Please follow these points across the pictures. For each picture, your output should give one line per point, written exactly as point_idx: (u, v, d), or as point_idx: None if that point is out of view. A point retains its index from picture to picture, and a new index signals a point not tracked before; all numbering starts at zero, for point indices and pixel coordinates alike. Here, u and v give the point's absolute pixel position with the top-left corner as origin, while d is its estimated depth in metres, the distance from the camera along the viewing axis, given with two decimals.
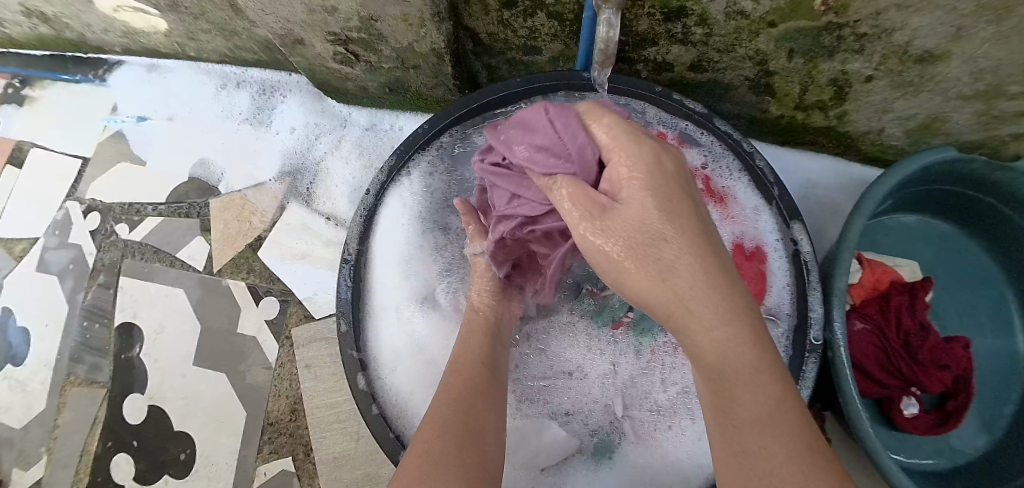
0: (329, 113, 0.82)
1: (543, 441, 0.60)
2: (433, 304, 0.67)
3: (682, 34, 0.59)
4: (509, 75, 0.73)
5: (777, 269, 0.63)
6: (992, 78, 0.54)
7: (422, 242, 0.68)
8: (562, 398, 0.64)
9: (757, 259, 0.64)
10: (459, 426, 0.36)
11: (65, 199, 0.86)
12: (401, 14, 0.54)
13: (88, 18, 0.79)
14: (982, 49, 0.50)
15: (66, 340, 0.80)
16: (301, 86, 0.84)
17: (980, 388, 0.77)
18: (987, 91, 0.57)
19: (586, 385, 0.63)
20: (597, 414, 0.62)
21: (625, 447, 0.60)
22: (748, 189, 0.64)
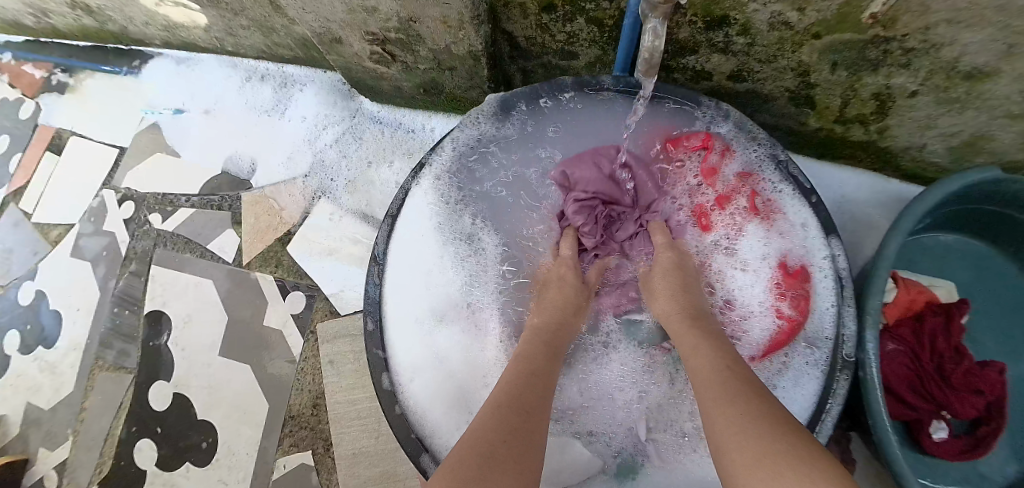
0: (345, 106, 0.83)
1: (566, 458, 0.61)
2: (459, 317, 0.66)
3: (723, 43, 0.58)
4: (544, 80, 0.73)
5: (822, 290, 0.59)
6: None
7: (453, 254, 0.67)
8: (586, 418, 0.63)
9: (801, 278, 0.61)
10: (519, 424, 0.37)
11: (101, 187, 0.88)
12: (441, 16, 0.54)
13: (131, 12, 0.81)
14: None
15: (97, 325, 0.82)
16: (320, 79, 0.85)
17: (1017, 416, 0.74)
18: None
19: (613, 407, 0.63)
20: (620, 436, 0.61)
21: (650, 469, 0.58)
22: (793, 201, 0.62)
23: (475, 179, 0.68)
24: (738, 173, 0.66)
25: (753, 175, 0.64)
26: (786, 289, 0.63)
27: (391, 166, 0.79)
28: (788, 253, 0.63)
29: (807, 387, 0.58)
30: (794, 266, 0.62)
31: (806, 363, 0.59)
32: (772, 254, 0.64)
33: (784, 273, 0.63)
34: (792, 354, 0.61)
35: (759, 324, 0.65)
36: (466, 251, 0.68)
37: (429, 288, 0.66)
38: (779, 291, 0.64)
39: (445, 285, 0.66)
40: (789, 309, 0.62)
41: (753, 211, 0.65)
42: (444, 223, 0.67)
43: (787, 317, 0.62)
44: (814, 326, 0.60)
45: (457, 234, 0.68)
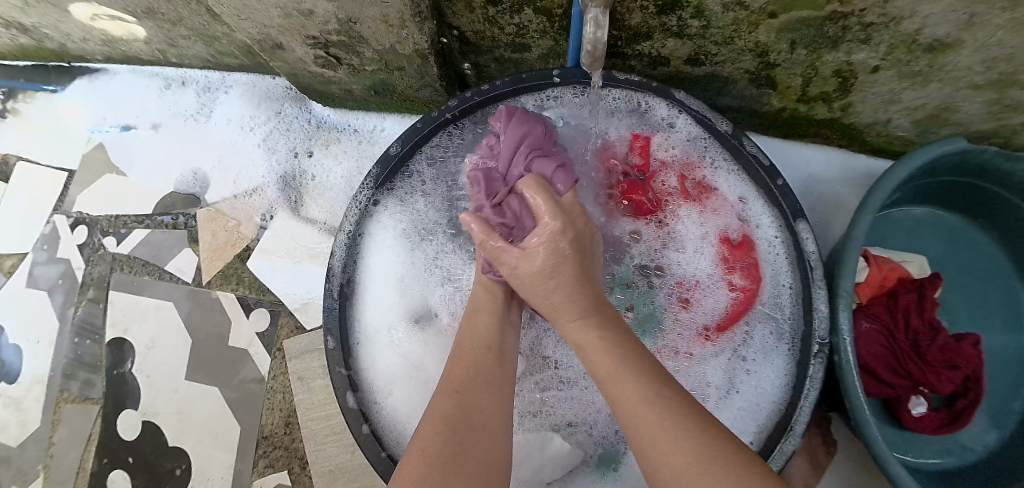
0: (267, 107, 0.81)
1: (547, 453, 0.60)
2: (432, 327, 0.64)
3: (677, 27, 0.56)
4: (498, 74, 0.70)
5: (767, 254, 0.62)
6: (1004, 66, 0.51)
7: (412, 262, 0.66)
8: (563, 409, 0.61)
9: (747, 248, 0.63)
10: (461, 420, 0.36)
11: (53, 213, 0.85)
12: (380, 15, 0.51)
13: (66, 28, 0.77)
14: (995, 38, 0.47)
15: (58, 357, 0.79)
16: (241, 81, 0.83)
17: (992, 383, 0.75)
18: (1000, 80, 0.54)
19: (590, 395, 0.61)
20: (601, 424, 0.60)
21: (634, 456, 0.58)
22: (733, 176, 0.64)
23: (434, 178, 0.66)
24: (677, 157, 0.67)
25: (694, 153, 0.66)
26: (734, 261, 0.64)
27: (335, 166, 0.77)
28: (733, 222, 0.64)
29: (777, 359, 0.60)
30: (738, 233, 0.64)
31: (770, 333, 0.61)
32: (712, 230, 0.66)
33: (729, 244, 0.65)
34: (752, 325, 0.63)
35: (716, 297, 0.65)
36: (432, 251, 0.66)
37: (402, 295, 0.65)
38: (727, 264, 0.65)
39: (410, 295, 0.65)
40: (742, 279, 0.64)
41: (693, 191, 0.66)
42: (402, 234, 0.66)
43: (741, 288, 0.63)
44: (769, 290, 0.62)
45: (418, 236, 0.67)
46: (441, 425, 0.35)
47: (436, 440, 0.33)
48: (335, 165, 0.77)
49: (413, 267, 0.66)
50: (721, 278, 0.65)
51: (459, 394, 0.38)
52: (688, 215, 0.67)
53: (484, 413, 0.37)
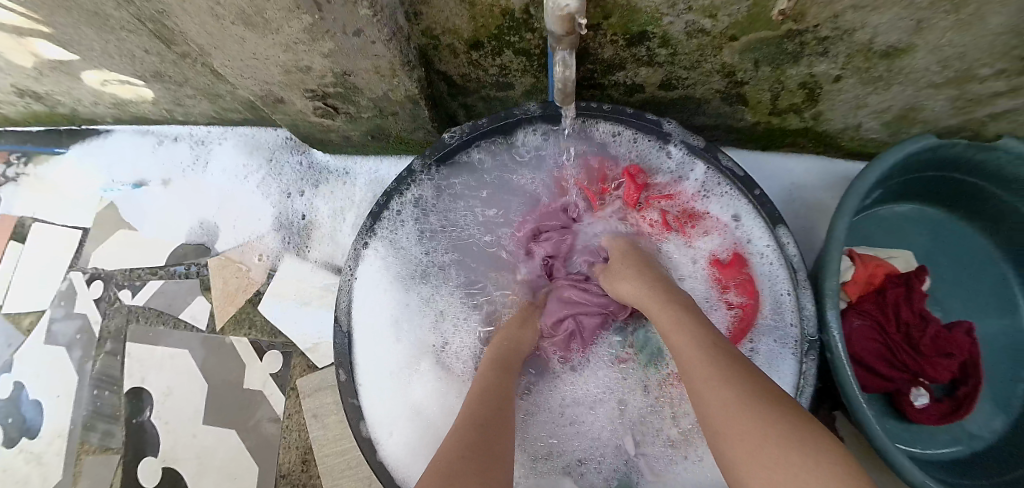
0: (266, 158, 0.85)
1: None
2: (427, 364, 0.67)
3: (647, 57, 0.60)
4: (485, 111, 0.75)
5: (764, 270, 0.63)
6: (958, 65, 0.55)
7: (407, 301, 0.70)
8: (573, 444, 0.64)
9: (740, 265, 0.65)
10: (484, 448, 0.37)
11: (69, 270, 0.88)
12: (373, 66, 0.56)
13: (78, 94, 0.82)
14: (945, 38, 0.51)
15: (78, 409, 0.81)
16: (241, 134, 0.88)
17: (995, 368, 0.76)
18: (957, 77, 0.58)
19: (596, 428, 0.64)
20: (609, 457, 0.62)
21: (645, 485, 0.60)
22: (727, 197, 0.65)
23: (426, 223, 0.71)
24: (669, 185, 0.68)
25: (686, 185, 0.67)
26: (727, 279, 0.66)
27: (335, 209, 0.81)
28: (723, 242, 0.66)
29: (784, 367, 0.61)
30: (730, 252, 0.66)
31: (774, 343, 0.62)
32: (705, 250, 0.67)
33: (722, 262, 0.66)
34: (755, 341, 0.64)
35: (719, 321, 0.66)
36: (427, 292, 0.71)
37: (399, 337, 0.68)
38: (720, 284, 0.66)
39: (410, 334, 0.68)
40: (739, 297, 0.65)
41: (688, 216, 0.68)
42: (392, 273, 0.69)
43: (738, 305, 0.65)
44: (768, 306, 0.63)
45: (412, 279, 0.71)
46: (464, 450, 0.36)
47: (463, 459, 0.35)
48: (334, 209, 0.81)
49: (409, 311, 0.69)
50: (718, 299, 0.66)
51: (480, 423, 0.41)
52: (678, 242, 0.68)
53: (501, 442, 0.39)
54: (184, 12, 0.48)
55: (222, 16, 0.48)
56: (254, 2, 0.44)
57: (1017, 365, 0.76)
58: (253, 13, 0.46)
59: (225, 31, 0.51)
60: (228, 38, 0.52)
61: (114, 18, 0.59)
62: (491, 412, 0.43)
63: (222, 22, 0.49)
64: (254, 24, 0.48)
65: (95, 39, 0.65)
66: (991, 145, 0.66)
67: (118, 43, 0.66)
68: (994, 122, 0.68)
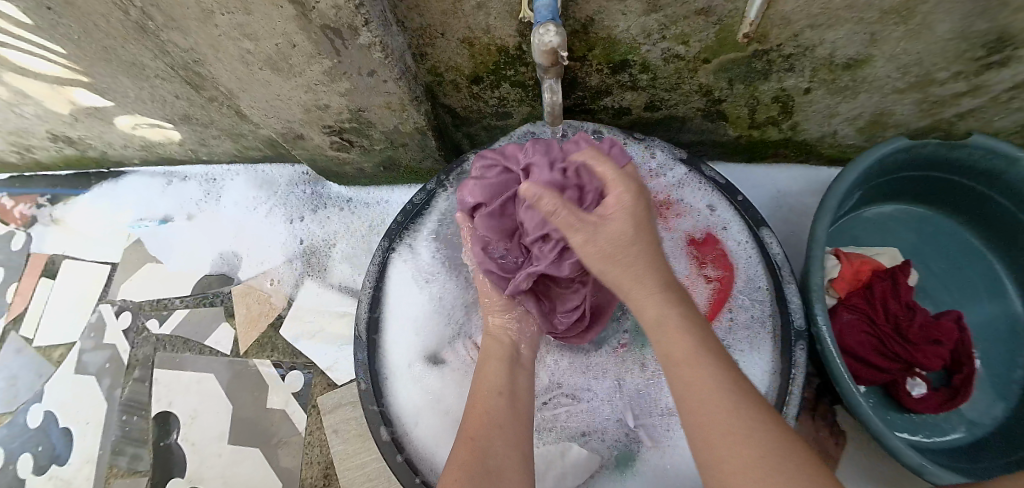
0: (285, 192, 0.91)
1: (568, 461, 0.63)
2: (443, 361, 0.68)
3: (630, 82, 0.66)
4: (488, 139, 0.81)
5: (737, 251, 0.67)
6: (916, 71, 0.61)
7: (415, 304, 0.70)
8: (575, 421, 0.66)
9: (713, 244, 0.69)
10: (489, 450, 0.41)
11: (98, 303, 0.93)
12: (384, 102, 0.62)
13: (109, 138, 0.89)
14: (900, 48, 0.56)
15: (107, 435, 0.84)
16: (262, 170, 0.94)
17: (991, 355, 0.79)
18: (919, 82, 0.63)
19: (597, 405, 0.67)
20: (612, 429, 0.65)
21: (646, 453, 0.62)
22: (705, 192, 0.71)
23: (440, 227, 0.73)
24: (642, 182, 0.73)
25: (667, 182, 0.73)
26: (704, 256, 0.70)
27: (350, 235, 0.86)
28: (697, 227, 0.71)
29: (766, 345, 0.63)
30: (703, 235, 0.70)
31: (752, 320, 0.65)
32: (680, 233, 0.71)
33: (697, 242, 0.70)
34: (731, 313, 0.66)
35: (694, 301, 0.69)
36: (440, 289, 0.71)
37: (418, 334, 0.69)
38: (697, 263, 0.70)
39: (421, 332, 0.69)
40: (715, 273, 0.69)
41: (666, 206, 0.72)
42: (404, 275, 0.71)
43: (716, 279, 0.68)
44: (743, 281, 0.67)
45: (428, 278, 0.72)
46: (463, 471, 0.38)
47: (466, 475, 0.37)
48: (349, 236, 0.86)
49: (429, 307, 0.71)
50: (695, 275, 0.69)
51: (474, 442, 0.42)
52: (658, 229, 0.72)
53: (499, 455, 0.41)
54: (218, 60, 0.55)
55: (251, 63, 0.55)
56: (280, 49, 0.51)
57: (1011, 351, 0.79)
58: (279, 58, 0.53)
59: (253, 75, 0.58)
60: (254, 82, 0.59)
61: (150, 67, 0.67)
62: (491, 419, 0.45)
63: (251, 67, 0.56)
64: (279, 69, 0.55)
65: (130, 87, 0.73)
66: (961, 144, 0.70)
67: (150, 90, 0.73)
68: (961, 123, 0.73)
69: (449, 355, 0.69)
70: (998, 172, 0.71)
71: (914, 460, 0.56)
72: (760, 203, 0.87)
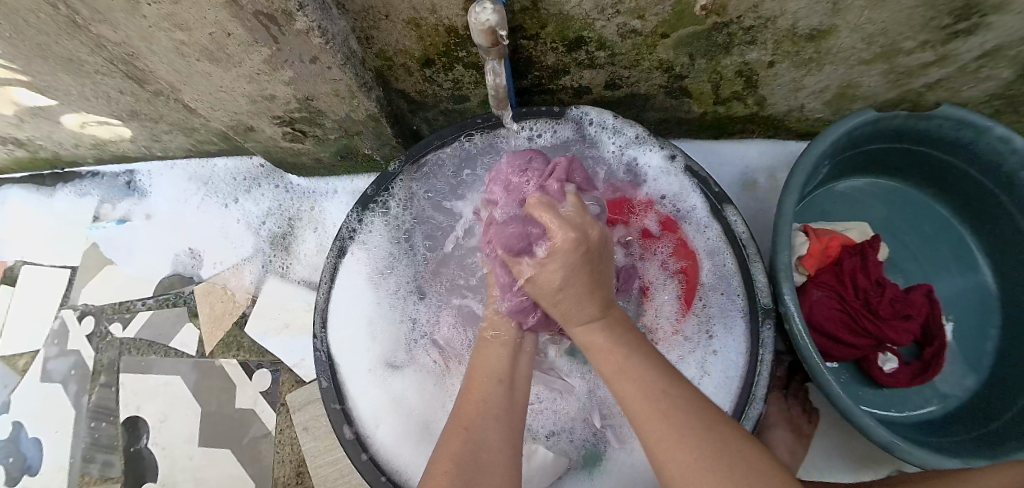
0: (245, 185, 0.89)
1: (533, 466, 0.61)
2: (403, 365, 0.68)
3: (588, 60, 0.64)
4: (448, 124, 0.79)
5: (696, 235, 0.67)
6: (882, 40, 0.59)
7: (385, 307, 0.71)
8: (544, 420, 0.66)
9: (673, 231, 0.69)
10: (471, 457, 0.36)
11: (61, 308, 0.91)
12: (332, 90, 0.59)
13: (58, 137, 0.85)
14: (864, 17, 0.55)
15: (77, 443, 0.83)
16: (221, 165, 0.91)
17: (962, 327, 0.80)
18: (884, 52, 0.62)
19: (564, 405, 0.66)
20: (579, 428, 0.65)
21: (613, 453, 0.62)
22: (670, 175, 0.69)
23: (412, 233, 0.73)
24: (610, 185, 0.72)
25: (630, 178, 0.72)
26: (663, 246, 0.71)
27: (312, 228, 0.85)
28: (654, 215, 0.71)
29: (737, 329, 0.63)
30: (660, 221, 0.70)
31: (721, 306, 0.64)
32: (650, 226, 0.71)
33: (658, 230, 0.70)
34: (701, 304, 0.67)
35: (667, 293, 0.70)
36: (400, 281, 0.72)
37: (375, 337, 0.69)
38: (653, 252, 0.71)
39: (384, 339, 0.69)
40: (677, 263, 0.69)
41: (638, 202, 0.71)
42: (372, 279, 0.71)
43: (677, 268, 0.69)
44: (707, 263, 0.67)
45: (389, 270, 0.72)
46: (452, 463, 0.35)
47: (455, 466, 0.35)
48: (312, 231, 0.85)
49: (394, 303, 0.71)
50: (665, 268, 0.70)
51: (466, 430, 0.39)
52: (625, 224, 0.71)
53: (490, 449, 0.37)
54: (152, 53, 0.52)
55: (186, 54, 0.52)
56: (215, 39, 0.48)
57: (982, 324, 0.80)
58: (215, 49, 0.50)
59: (191, 68, 0.54)
60: (194, 74, 0.56)
61: (88, 62, 0.62)
62: (489, 414, 0.41)
63: (188, 59, 0.53)
64: (217, 60, 0.52)
65: (71, 84, 0.69)
66: (929, 113, 0.69)
67: (93, 87, 0.69)
68: (930, 92, 0.72)
69: (409, 360, 0.69)
70: (965, 141, 0.71)
71: (882, 434, 0.57)
72: (729, 180, 0.86)
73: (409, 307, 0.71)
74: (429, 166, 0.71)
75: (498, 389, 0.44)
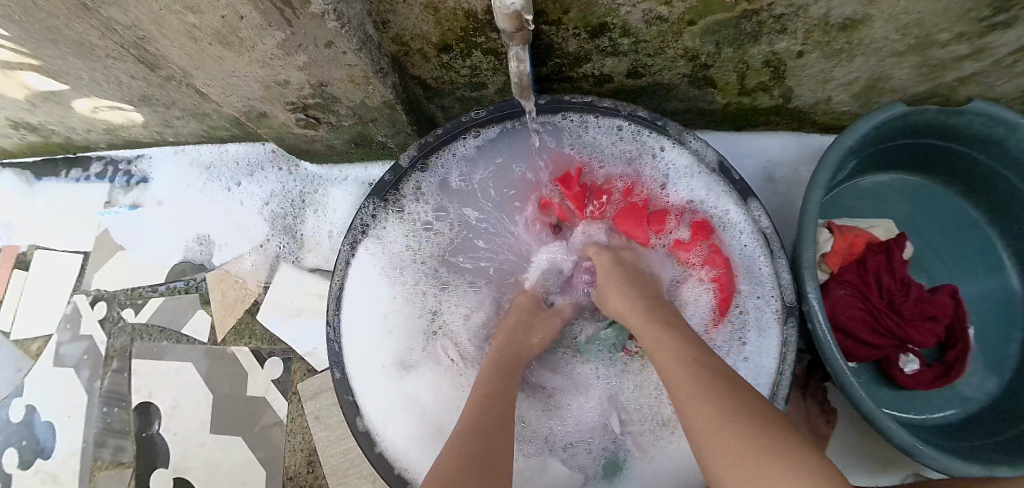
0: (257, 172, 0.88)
1: (548, 479, 0.62)
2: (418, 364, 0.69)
3: (611, 47, 0.62)
4: (463, 112, 0.77)
5: (731, 241, 0.65)
6: (917, 31, 0.57)
7: (406, 303, 0.71)
8: (562, 430, 0.65)
9: (707, 236, 0.67)
10: (484, 456, 0.38)
11: (73, 293, 0.91)
12: (347, 76, 0.58)
13: (69, 122, 0.84)
14: (900, 6, 0.52)
15: (89, 428, 0.83)
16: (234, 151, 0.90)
17: (985, 329, 0.78)
18: (918, 44, 0.59)
19: (584, 412, 0.66)
20: (597, 438, 0.64)
21: (632, 462, 0.61)
22: (700, 177, 0.66)
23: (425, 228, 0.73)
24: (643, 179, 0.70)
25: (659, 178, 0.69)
26: (694, 250, 0.68)
27: (324, 215, 0.84)
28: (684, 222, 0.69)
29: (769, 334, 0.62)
30: (691, 225, 0.68)
31: (752, 314, 0.63)
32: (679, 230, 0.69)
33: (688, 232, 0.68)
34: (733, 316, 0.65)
35: (701, 303, 0.68)
36: (416, 276, 0.72)
37: (391, 332, 0.70)
38: (686, 257, 0.69)
39: (405, 336, 0.70)
40: (711, 270, 0.67)
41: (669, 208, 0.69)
42: (390, 275, 0.71)
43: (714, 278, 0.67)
44: (741, 270, 0.65)
45: (405, 266, 0.72)
46: (459, 455, 0.38)
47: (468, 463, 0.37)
48: (328, 218, 0.84)
49: (411, 298, 0.72)
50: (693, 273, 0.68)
51: (480, 435, 0.41)
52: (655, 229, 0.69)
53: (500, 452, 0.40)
54: (164, 36, 0.51)
55: (199, 38, 0.50)
56: (227, 22, 0.47)
57: (1008, 326, 0.77)
58: (227, 32, 0.49)
59: (204, 52, 0.53)
60: (207, 58, 0.55)
61: (99, 47, 0.61)
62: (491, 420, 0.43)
63: (201, 43, 0.51)
64: (229, 44, 0.51)
65: (82, 68, 0.68)
66: (963, 108, 0.66)
67: (103, 71, 0.68)
68: (963, 86, 0.69)
69: (423, 356, 0.70)
70: (999, 139, 0.68)
71: (904, 437, 0.55)
72: (750, 173, 0.84)
73: (428, 300, 0.72)
74: (447, 159, 0.70)
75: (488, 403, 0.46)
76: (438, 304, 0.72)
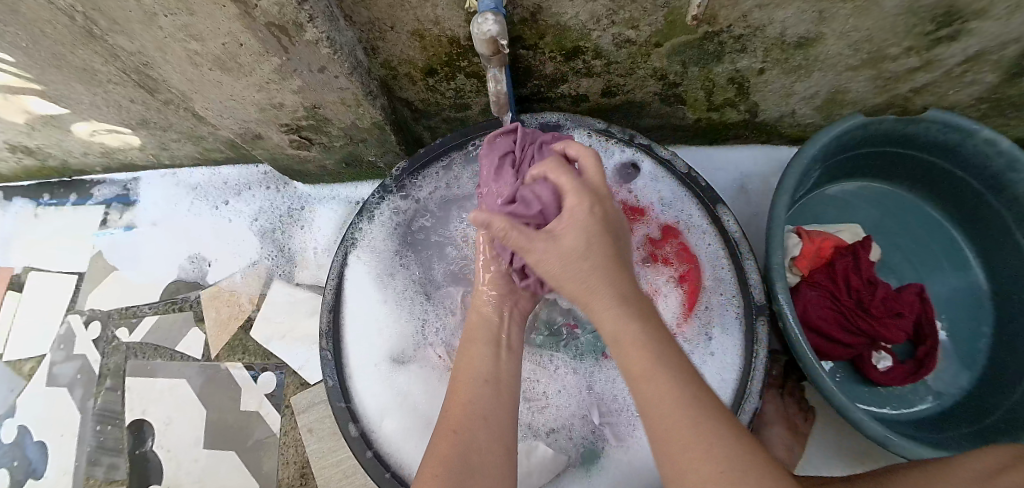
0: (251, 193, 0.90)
1: (534, 459, 0.62)
2: (408, 361, 0.70)
3: (585, 69, 0.67)
4: (449, 132, 0.81)
5: (697, 241, 0.68)
6: (868, 47, 0.62)
7: (394, 306, 0.72)
8: (544, 418, 0.67)
9: (674, 238, 0.69)
10: (460, 461, 0.38)
11: (67, 313, 0.92)
12: (339, 98, 0.61)
13: (68, 145, 0.87)
14: (849, 25, 0.57)
15: (83, 446, 0.83)
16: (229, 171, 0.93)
17: (956, 326, 0.81)
18: (870, 59, 0.64)
19: (564, 403, 0.67)
20: (578, 426, 0.66)
21: (609, 450, 0.63)
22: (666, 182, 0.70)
23: (409, 233, 0.74)
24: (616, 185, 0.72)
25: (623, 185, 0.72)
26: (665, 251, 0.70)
27: (318, 232, 0.87)
28: (653, 223, 0.71)
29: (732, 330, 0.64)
30: (661, 227, 0.70)
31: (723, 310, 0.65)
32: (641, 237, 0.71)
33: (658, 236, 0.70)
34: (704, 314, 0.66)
35: (669, 300, 0.68)
36: (405, 281, 0.73)
37: (381, 332, 0.70)
38: (660, 259, 0.70)
39: (394, 334, 0.71)
40: (679, 266, 0.69)
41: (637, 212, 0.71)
42: (377, 276, 0.72)
43: (687, 281, 0.68)
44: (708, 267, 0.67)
45: (394, 271, 0.73)
46: (440, 467, 0.38)
47: (443, 473, 0.37)
48: (324, 236, 0.86)
49: (400, 304, 0.72)
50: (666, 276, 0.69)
51: (456, 434, 0.41)
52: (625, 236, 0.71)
53: (480, 452, 0.40)
54: (166, 62, 0.54)
55: (199, 63, 0.54)
56: (227, 48, 0.50)
57: (977, 323, 0.81)
58: (227, 58, 0.52)
59: (203, 77, 0.56)
60: (205, 83, 0.58)
61: (102, 72, 0.64)
62: (477, 413, 0.43)
63: (200, 68, 0.55)
64: (228, 69, 0.54)
65: (84, 93, 0.71)
66: (917, 118, 0.71)
67: (105, 95, 0.71)
68: (916, 98, 0.74)
69: (415, 355, 0.70)
70: (951, 145, 0.73)
71: (875, 429, 0.58)
72: (724, 185, 0.88)
73: (415, 305, 0.73)
74: (436, 161, 0.73)
75: (483, 390, 0.45)
76: (423, 305, 0.72)
